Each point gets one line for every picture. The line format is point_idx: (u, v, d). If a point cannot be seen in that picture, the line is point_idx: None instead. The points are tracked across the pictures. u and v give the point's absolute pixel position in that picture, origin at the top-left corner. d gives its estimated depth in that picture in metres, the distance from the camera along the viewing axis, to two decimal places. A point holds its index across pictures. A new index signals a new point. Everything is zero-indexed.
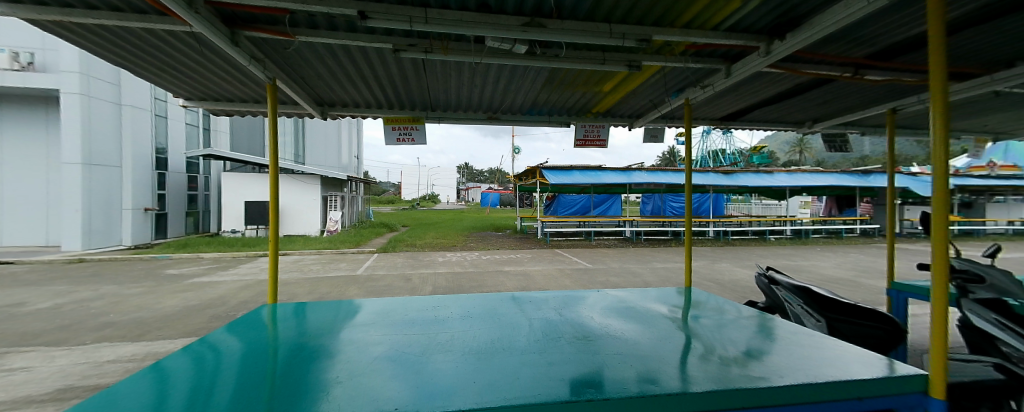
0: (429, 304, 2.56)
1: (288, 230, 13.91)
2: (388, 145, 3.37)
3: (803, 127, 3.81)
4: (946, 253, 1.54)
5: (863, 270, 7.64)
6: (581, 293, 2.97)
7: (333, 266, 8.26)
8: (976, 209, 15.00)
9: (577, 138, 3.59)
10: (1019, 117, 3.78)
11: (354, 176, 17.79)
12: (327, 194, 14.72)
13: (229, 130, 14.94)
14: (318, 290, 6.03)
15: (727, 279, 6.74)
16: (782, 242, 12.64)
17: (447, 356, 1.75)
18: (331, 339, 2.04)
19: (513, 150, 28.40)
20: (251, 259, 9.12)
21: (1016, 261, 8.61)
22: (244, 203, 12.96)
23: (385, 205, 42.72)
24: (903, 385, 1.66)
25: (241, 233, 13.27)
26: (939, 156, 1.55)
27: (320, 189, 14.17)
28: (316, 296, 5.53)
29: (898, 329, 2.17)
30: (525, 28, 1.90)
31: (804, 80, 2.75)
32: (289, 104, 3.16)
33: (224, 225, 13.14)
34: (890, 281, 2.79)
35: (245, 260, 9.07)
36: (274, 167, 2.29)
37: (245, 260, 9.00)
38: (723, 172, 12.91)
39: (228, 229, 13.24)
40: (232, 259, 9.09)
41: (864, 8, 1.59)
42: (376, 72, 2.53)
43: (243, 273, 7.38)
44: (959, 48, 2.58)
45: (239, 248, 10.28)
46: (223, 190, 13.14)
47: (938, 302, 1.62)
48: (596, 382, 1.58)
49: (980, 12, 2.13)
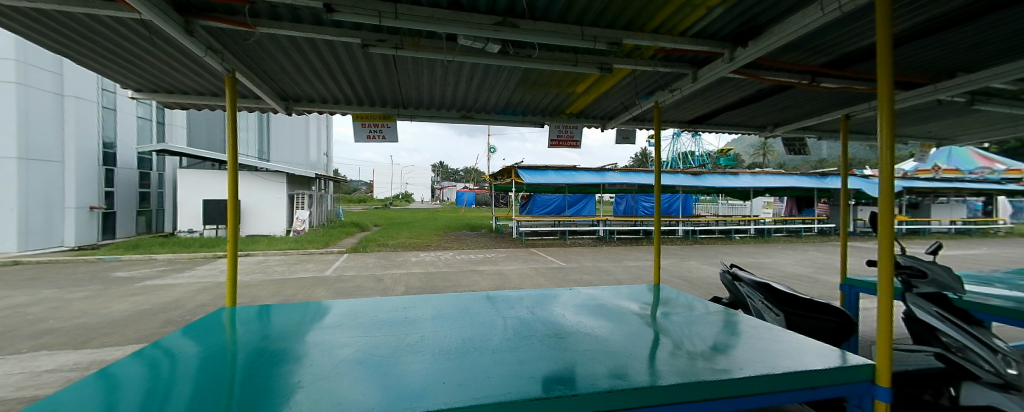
0: (400, 304, 2.52)
1: (252, 229, 13.36)
2: (357, 142, 3.26)
3: (765, 131, 3.99)
4: (892, 250, 1.68)
5: (819, 267, 8.10)
6: (554, 292, 2.99)
7: (299, 267, 8.00)
8: (922, 209, 16.18)
9: (551, 138, 3.61)
10: (958, 125, 4.11)
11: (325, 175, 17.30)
12: (294, 192, 14.27)
13: (186, 124, 14.18)
14: (283, 292, 5.81)
15: (695, 276, 6.98)
16: (746, 241, 13.22)
17: (417, 357, 1.72)
18: (296, 342, 1.97)
19: (488, 150, 28.48)
20: (210, 260, 8.68)
21: (953, 258, 9.34)
22: (203, 201, 12.34)
23: (358, 204, 41.68)
24: (853, 374, 1.77)
25: (199, 233, 12.63)
26: (886, 160, 1.68)
27: (286, 188, 13.69)
28: (281, 298, 5.34)
29: (848, 321, 2.31)
30: (497, 27, 1.90)
31: (765, 87, 2.87)
32: (250, 98, 3.03)
33: (182, 225, 12.47)
34: (843, 277, 2.94)
35: (204, 261, 8.63)
36: (234, 163, 2.19)
37: (203, 261, 8.57)
38: (692, 173, 13.37)
39: (185, 229, 12.57)
40: (189, 261, 8.64)
41: (821, 17, 1.68)
42: (345, 67, 2.46)
43: (202, 275, 7.02)
44: (905, 60, 2.78)
45: (196, 249, 9.79)
46: (181, 187, 12.46)
47: (884, 297, 1.73)
48: (566, 378, 1.59)
49: (924, 26, 2.29)
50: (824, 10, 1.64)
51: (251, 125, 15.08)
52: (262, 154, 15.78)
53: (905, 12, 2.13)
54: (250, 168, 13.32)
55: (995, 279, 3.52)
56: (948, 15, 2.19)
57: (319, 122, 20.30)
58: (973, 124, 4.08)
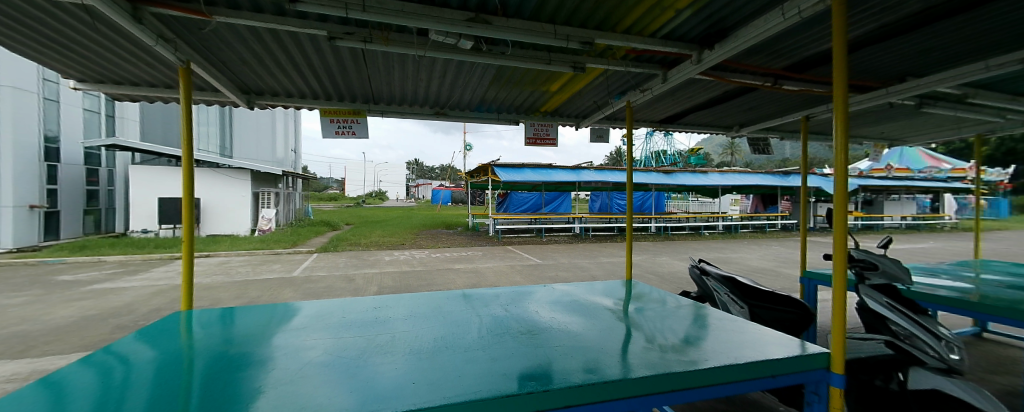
0: (373, 304, 2.47)
1: (214, 229, 12.74)
2: (325, 138, 3.16)
3: (732, 131, 4.13)
4: (846, 244, 1.79)
5: (782, 261, 8.51)
6: (529, 289, 3.01)
7: (265, 268, 7.70)
8: (876, 206, 17.26)
9: (526, 136, 3.60)
10: (907, 127, 4.39)
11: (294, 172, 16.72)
12: (259, 190, 13.73)
13: (139, 117, 13.32)
14: (248, 294, 5.59)
15: (666, 271, 7.19)
16: (715, 237, 13.73)
17: (388, 358, 1.68)
18: (260, 345, 1.90)
19: (465, 147, 28.36)
20: (167, 261, 8.23)
21: (902, 251, 10.01)
22: (159, 199, 11.68)
23: (330, 202, 40.47)
24: (811, 362, 1.87)
25: (154, 233, 11.95)
26: (841, 159, 1.79)
27: (250, 185, 13.16)
28: (244, 301, 5.13)
29: (807, 312, 2.46)
30: (469, 24, 1.87)
31: (732, 88, 2.97)
32: (207, 91, 2.87)
33: (134, 224, 11.75)
34: (803, 270, 3.09)
35: (160, 263, 8.17)
36: (188, 159, 2.08)
37: (159, 263, 8.10)
38: (664, 172, 13.74)
39: (138, 229, 11.86)
40: (143, 263, 8.15)
41: (782, 22, 1.76)
42: (311, 59, 2.37)
43: (157, 278, 6.64)
44: (859, 65, 2.94)
45: (150, 250, 9.24)
46: (135, 184, 11.74)
47: (839, 288, 1.85)
48: (539, 375, 1.60)
49: (877, 32, 2.43)
50: (785, 15, 1.73)
51: (213, 119, 14.36)
52: (225, 150, 15.06)
53: (857, 20, 2.26)
54: (210, 164, 12.71)
55: (938, 270, 3.80)
56: (897, 23, 2.33)
57: (288, 117, 19.55)
58: (921, 126, 4.37)
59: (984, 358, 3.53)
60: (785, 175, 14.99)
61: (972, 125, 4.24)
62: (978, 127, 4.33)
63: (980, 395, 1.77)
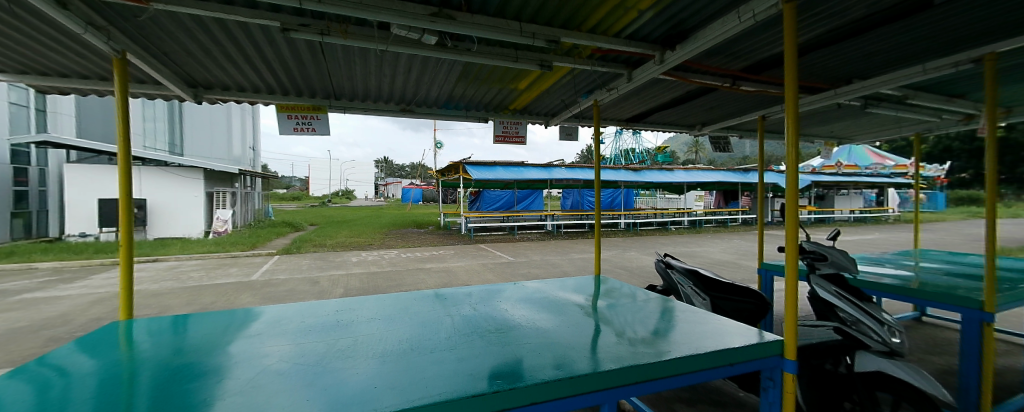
0: (336, 308, 2.38)
1: (162, 231, 11.97)
2: (283, 135, 3.04)
3: (694, 130, 4.28)
4: (796, 236, 1.89)
5: (742, 253, 8.98)
6: (500, 287, 3.01)
7: (220, 272, 7.34)
8: (827, 200, 18.55)
9: (496, 134, 3.60)
10: (853, 126, 4.71)
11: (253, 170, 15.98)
12: (213, 190, 13.06)
13: (75, 113, 12.31)
14: (201, 300, 5.29)
15: (635, 266, 7.41)
16: (681, 231, 14.29)
17: (350, 362, 1.64)
18: (211, 355, 1.79)
19: (435, 145, 28.09)
20: (109, 267, 7.66)
21: (849, 242, 10.79)
22: (98, 200, 10.88)
23: (294, 202, 38.87)
24: (766, 350, 1.97)
25: (93, 237, 11.08)
26: (792, 156, 1.90)
27: (203, 185, 12.52)
28: (198, 307, 4.86)
29: (764, 302, 2.59)
30: (433, 18, 1.83)
31: (693, 88, 3.08)
32: (147, 84, 2.69)
33: (71, 228, 10.88)
34: (760, 262, 3.24)
35: (100, 269, 7.60)
36: (123, 157, 1.94)
37: (100, 269, 7.53)
38: (632, 169, 14.17)
39: (74, 233, 10.97)
40: (81, 269, 7.56)
41: (738, 25, 1.83)
42: (264, 51, 2.26)
43: (97, 285, 6.17)
44: (810, 67, 3.11)
45: (89, 255, 8.59)
46: (71, 184, 10.89)
47: (790, 278, 1.95)
48: (507, 373, 1.60)
49: (824, 36, 2.58)
50: (741, 18, 1.80)
51: (160, 114, 13.51)
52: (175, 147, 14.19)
53: (808, 24, 2.38)
54: (157, 163, 11.94)
55: (883, 259, 4.11)
56: (844, 28, 2.48)
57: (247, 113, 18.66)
58: (865, 126, 4.71)
59: (924, 340, 3.85)
60: (745, 172, 15.80)
61: (911, 124, 4.59)
62: (915, 127, 4.70)
63: (920, 378, 1.94)
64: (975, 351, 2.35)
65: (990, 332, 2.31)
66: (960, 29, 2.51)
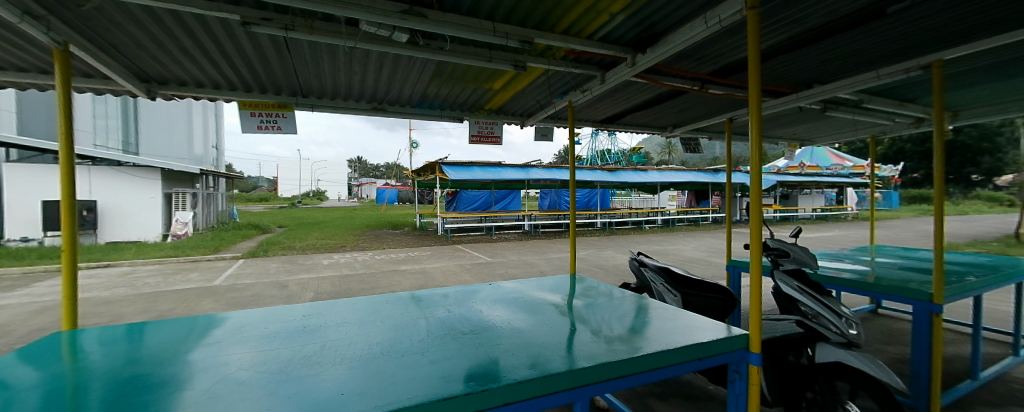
0: (305, 312, 2.31)
1: (114, 235, 11.32)
2: (245, 133, 2.94)
3: (666, 131, 4.39)
4: (760, 232, 1.97)
5: (712, 251, 9.31)
6: (476, 288, 2.99)
7: (180, 278, 6.97)
8: (791, 200, 19.44)
9: (471, 134, 3.58)
10: (813, 129, 4.97)
11: (214, 170, 15.29)
12: (171, 191, 12.49)
13: (16, 109, 11.43)
14: (158, 307, 5.01)
15: (611, 265, 7.54)
16: (655, 230, 14.67)
17: (316, 369, 1.58)
18: (167, 363, 1.70)
19: (410, 145, 27.71)
20: (54, 274, 7.14)
21: (810, 239, 11.36)
22: (42, 202, 10.13)
23: (263, 204, 37.49)
24: (732, 344, 2.04)
25: (37, 242, 10.30)
26: (755, 156, 1.97)
27: (161, 186, 11.95)
28: (154, 315, 4.60)
29: (731, 298, 2.69)
30: (404, 15, 1.80)
31: (664, 91, 3.17)
32: (92, 78, 2.52)
33: (11, 232, 10.09)
34: (728, 259, 3.35)
35: (44, 276, 7.07)
36: (65, 155, 1.84)
37: (44, 276, 7.01)
38: (608, 170, 14.43)
39: (15, 238, 10.17)
40: (22, 276, 7.01)
41: (705, 30, 1.89)
42: (223, 45, 2.16)
43: (39, 293, 5.73)
44: (773, 72, 3.26)
45: (31, 261, 7.97)
46: (10, 185, 10.11)
47: (755, 273, 2.02)
48: (480, 374, 1.59)
49: (787, 42, 2.71)
50: (707, 24, 1.86)
51: (113, 111, 12.81)
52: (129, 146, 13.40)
53: (771, 30, 2.49)
54: (110, 163, 11.27)
55: (842, 255, 4.34)
56: (804, 34, 2.60)
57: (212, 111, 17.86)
58: (825, 128, 4.96)
59: (879, 331, 4.10)
60: (715, 173, 16.41)
61: (866, 127, 4.87)
62: (870, 130, 4.98)
63: (875, 366, 2.07)
64: (926, 340, 2.52)
65: (939, 322, 2.48)
66: (909, 39, 2.68)
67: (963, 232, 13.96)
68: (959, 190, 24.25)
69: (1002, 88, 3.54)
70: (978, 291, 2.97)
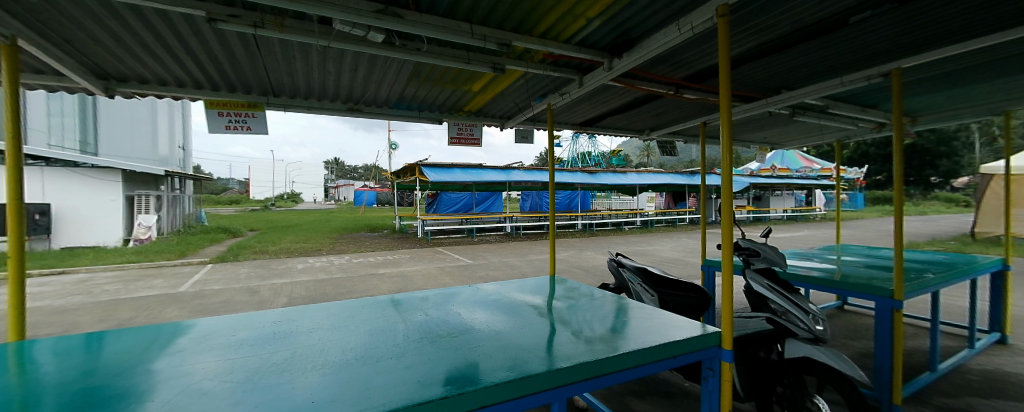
0: (277, 318, 2.24)
1: (70, 241, 10.72)
2: (212, 133, 2.83)
3: (644, 134, 4.48)
4: (731, 232, 2.03)
5: (688, 251, 9.55)
6: (455, 290, 2.97)
7: (142, 284, 6.64)
8: (764, 201, 20.14)
9: (450, 135, 3.56)
10: (782, 133, 5.17)
11: (181, 172, 14.66)
12: (133, 193, 11.93)
13: None
14: (117, 316, 4.75)
15: (591, 266, 7.62)
16: (634, 231, 14.94)
17: (285, 377, 1.53)
18: (125, 374, 1.62)
19: (389, 146, 27.28)
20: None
21: (781, 239, 11.80)
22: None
23: (234, 206, 36.25)
24: (705, 341, 2.10)
25: None
26: (726, 160, 2.03)
27: (122, 187, 11.42)
28: (113, 324, 4.37)
29: (705, 296, 2.77)
30: (378, 15, 1.78)
31: (640, 95, 3.24)
32: (43, 72, 2.39)
33: None
34: (703, 259, 3.44)
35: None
36: (15, 154, 1.74)
37: None
38: (588, 172, 14.56)
39: None
40: None
41: (678, 36, 1.94)
42: (189, 42, 2.08)
43: None
44: (744, 78, 3.38)
45: None
46: None
47: (726, 271, 2.08)
48: (456, 377, 1.57)
49: (756, 50, 2.81)
50: (681, 30, 1.91)
51: (69, 109, 12.13)
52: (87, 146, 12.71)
53: (740, 38, 2.58)
54: (65, 163, 10.63)
55: (811, 254, 4.53)
56: (771, 42, 2.71)
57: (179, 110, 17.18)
58: (794, 133, 5.17)
59: (845, 327, 4.29)
60: (691, 175, 16.85)
61: (833, 132, 5.09)
62: (836, 135, 5.21)
63: (839, 360, 2.16)
64: (887, 335, 2.65)
65: (899, 317, 2.62)
66: (869, 48, 2.83)
67: (921, 231, 14.77)
68: (918, 191, 25.65)
69: (955, 94, 3.77)
70: (935, 288, 3.14)
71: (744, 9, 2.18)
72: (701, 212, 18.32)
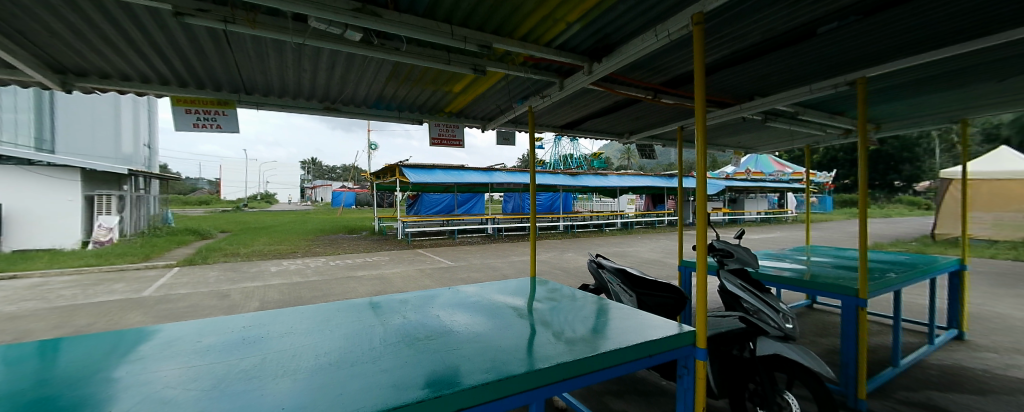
0: (247, 323, 2.16)
1: (21, 243, 10.08)
2: (179, 130, 2.72)
3: (623, 138, 4.56)
4: (706, 234, 2.09)
5: (667, 252, 9.76)
6: (435, 292, 2.94)
7: (101, 289, 6.30)
8: (739, 204, 20.80)
9: (431, 136, 3.54)
10: (756, 138, 5.36)
11: (146, 171, 14.00)
12: (94, 192, 11.34)
13: None
14: (74, 322, 4.49)
15: (572, 267, 7.69)
16: (615, 233, 15.17)
17: (253, 384, 1.48)
18: (81, 382, 1.53)
19: (369, 146, 26.83)
20: None
21: (755, 241, 12.21)
22: None
23: (202, 207, 34.82)
24: (682, 340, 2.15)
25: None
26: (701, 164, 2.08)
27: (80, 187, 10.81)
28: (69, 331, 4.13)
29: (681, 296, 2.85)
30: (356, 14, 1.75)
31: (620, 99, 3.30)
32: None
33: None
34: (681, 260, 3.52)
35: None
36: None
37: None
38: (570, 174, 14.70)
39: None
40: None
41: (655, 42, 1.99)
42: (155, 35, 1.99)
43: None
44: (719, 84, 3.49)
45: None
46: None
47: (701, 272, 2.14)
48: (434, 381, 1.55)
49: (730, 57, 2.91)
50: (658, 37, 1.95)
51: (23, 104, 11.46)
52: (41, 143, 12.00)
53: (715, 46, 2.67)
54: (19, 163, 10.08)
55: (783, 255, 4.71)
56: (745, 50, 2.80)
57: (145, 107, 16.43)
58: (766, 138, 5.38)
59: (814, 324, 4.49)
60: (670, 178, 17.26)
61: (803, 138, 5.31)
62: (806, 140, 5.45)
63: (807, 356, 2.25)
64: (853, 332, 2.77)
65: (864, 315, 2.75)
66: (837, 57, 2.95)
67: (884, 233, 15.57)
68: (881, 194, 27.05)
69: (915, 103, 4.00)
70: (897, 287, 3.31)
71: (718, 18, 2.25)
72: (679, 215, 18.80)
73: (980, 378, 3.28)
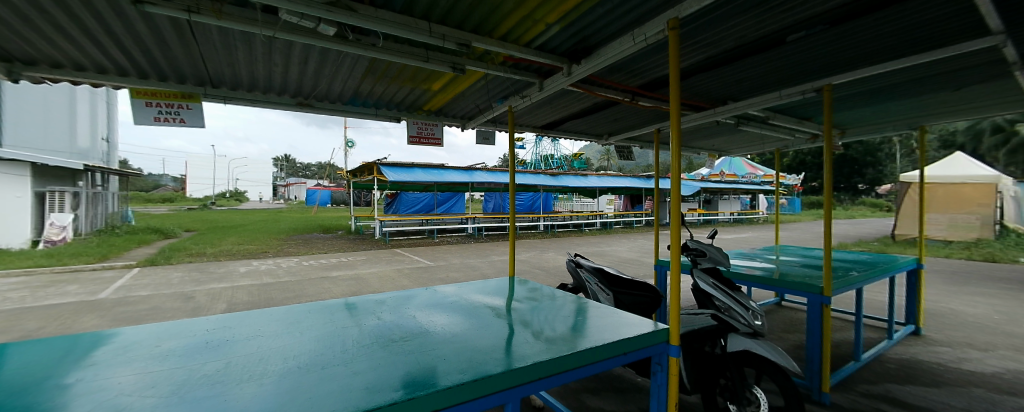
0: (212, 326, 2.07)
1: None
2: (138, 124, 2.57)
3: (602, 139, 4.62)
4: (680, 234, 2.14)
5: (644, 252, 9.97)
6: (413, 293, 2.91)
7: (51, 291, 5.91)
8: (713, 204, 21.46)
9: (409, 134, 3.49)
10: (730, 141, 5.55)
11: (103, 167, 13.23)
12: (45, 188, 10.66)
13: None
14: (20, 327, 4.18)
15: (551, 266, 7.75)
16: (594, 233, 15.39)
17: (216, 390, 1.42)
18: (25, 390, 1.43)
19: (347, 143, 26.23)
20: None
21: (727, 241, 12.66)
22: None
23: (165, 205, 33.14)
24: (656, 337, 2.20)
25: None
26: (676, 167, 2.14)
27: (29, 182, 10.15)
28: (13, 337, 3.85)
29: (656, 294, 2.92)
30: (330, 8, 1.69)
31: (599, 101, 3.35)
32: None
33: None
34: (656, 259, 3.60)
35: None
36: None
37: None
38: (551, 174, 14.83)
39: None
40: None
41: (632, 46, 2.02)
42: (112, 23, 1.88)
43: None
44: (694, 88, 3.59)
45: None
46: None
47: (674, 270, 2.19)
48: (409, 382, 1.53)
49: (705, 62, 2.99)
50: (635, 40, 1.99)
51: None
52: None
53: (690, 50, 2.74)
54: None
55: (754, 254, 4.90)
56: (719, 56, 2.89)
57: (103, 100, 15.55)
58: (739, 141, 5.57)
59: (782, 321, 4.69)
60: (648, 179, 17.64)
61: (773, 141, 5.52)
62: (776, 144, 5.68)
63: (775, 352, 2.34)
64: (817, 328, 2.90)
65: (827, 311, 2.89)
66: (804, 64, 3.08)
67: (846, 233, 16.43)
68: (845, 197, 28.47)
69: (876, 110, 4.23)
70: (858, 284, 3.49)
71: (694, 24, 2.32)
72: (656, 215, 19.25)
73: (934, 370, 3.50)
